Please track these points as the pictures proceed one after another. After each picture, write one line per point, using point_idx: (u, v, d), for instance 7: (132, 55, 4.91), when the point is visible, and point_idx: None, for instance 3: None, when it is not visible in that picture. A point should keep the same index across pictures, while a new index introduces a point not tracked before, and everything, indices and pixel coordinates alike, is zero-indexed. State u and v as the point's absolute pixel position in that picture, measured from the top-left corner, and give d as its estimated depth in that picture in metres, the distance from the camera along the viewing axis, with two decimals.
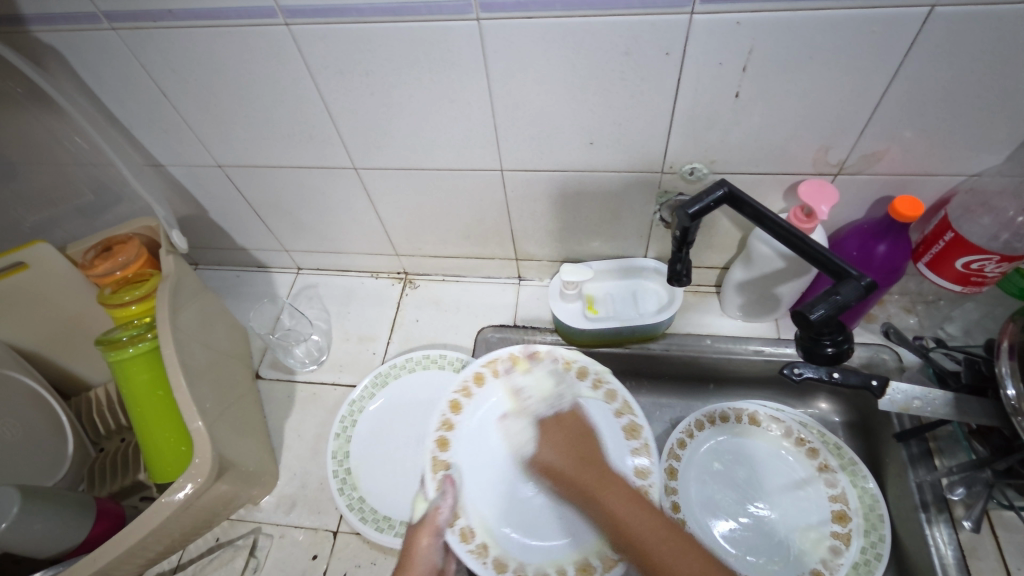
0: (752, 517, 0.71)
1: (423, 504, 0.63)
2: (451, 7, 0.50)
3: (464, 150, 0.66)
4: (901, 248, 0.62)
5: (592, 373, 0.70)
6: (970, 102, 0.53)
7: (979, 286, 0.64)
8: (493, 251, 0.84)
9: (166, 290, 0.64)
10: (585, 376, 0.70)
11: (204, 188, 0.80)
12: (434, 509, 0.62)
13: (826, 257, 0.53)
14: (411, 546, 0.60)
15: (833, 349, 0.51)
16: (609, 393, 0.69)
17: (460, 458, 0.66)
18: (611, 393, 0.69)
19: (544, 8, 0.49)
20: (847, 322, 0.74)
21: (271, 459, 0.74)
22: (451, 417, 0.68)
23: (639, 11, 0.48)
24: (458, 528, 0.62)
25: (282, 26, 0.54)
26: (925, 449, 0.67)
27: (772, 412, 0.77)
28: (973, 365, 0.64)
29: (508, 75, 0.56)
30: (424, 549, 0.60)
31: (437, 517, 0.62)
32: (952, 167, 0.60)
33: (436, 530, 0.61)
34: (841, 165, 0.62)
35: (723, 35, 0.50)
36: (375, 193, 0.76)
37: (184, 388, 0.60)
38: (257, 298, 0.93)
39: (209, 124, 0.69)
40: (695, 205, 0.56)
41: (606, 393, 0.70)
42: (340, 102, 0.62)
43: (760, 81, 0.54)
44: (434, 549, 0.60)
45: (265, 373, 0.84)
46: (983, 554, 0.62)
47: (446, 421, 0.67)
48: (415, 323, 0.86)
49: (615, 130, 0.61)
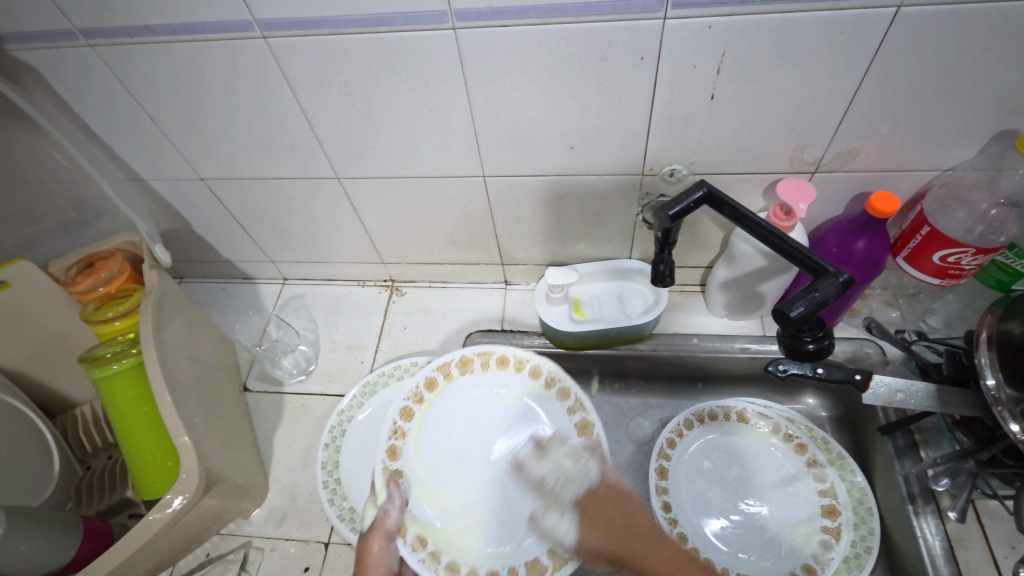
0: (743, 514, 0.72)
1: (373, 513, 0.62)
2: (427, 17, 0.51)
3: (446, 158, 0.67)
4: (879, 243, 0.63)
5: (545, 372, 0.70)
6: (941, 99, 0.54)
7: (957, 279, 0.64)
8: (479, 256, 0.84)
9: (150, 304, 0.64)
10: (538, 375, 0.70)
11: (186, 202, 0.80)
12: (383, 513, 0.61)
13: (804, 254, 0.54)
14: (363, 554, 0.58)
15: (814, 345, 0.51)
16: (563, 391, 0.69)
17: (411, 463, 0.65)
18: (564, 391, 0.69)
19: (519, 16, 0.50)
20: (831, 318, 0.75)
21: (260, 472, 0.74)
22: (401, 424, 0.67)
23: (613, 17, 0.49)
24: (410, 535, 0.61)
25: (259, 40, 0.55)
26: (911, 441, 0.68)
27: (760, 409, 0.77)
28: (953, 356, 0.64)
29: (486, 83, 0.57)
30: (376, 555, 0.58)
31: (386, 521, 0.60)
32: (926, 163, 0.61)
33: (388, 534, 0.60)
34: (818, 163, 0.63)
35: (696, 39, 0.51)
36: (359, 202, 0.76)
37: (168, 403, 0.60)
38: (244, 310, 0.93)
39: (190, 138, 0.69)
40: (675, 206, 0.56)
41: (560, 391, 0.69)
42: (320, 113, 0.62)
43: (734, 83, 0.54)
44: (387, 553, 0.59)
45: (253, 386, 0.83)
46: (969, 544, 0.63)
47: (397, 428, 0.66)
48: (403, 331, 0.86)
49: (594, 134, 0.61)
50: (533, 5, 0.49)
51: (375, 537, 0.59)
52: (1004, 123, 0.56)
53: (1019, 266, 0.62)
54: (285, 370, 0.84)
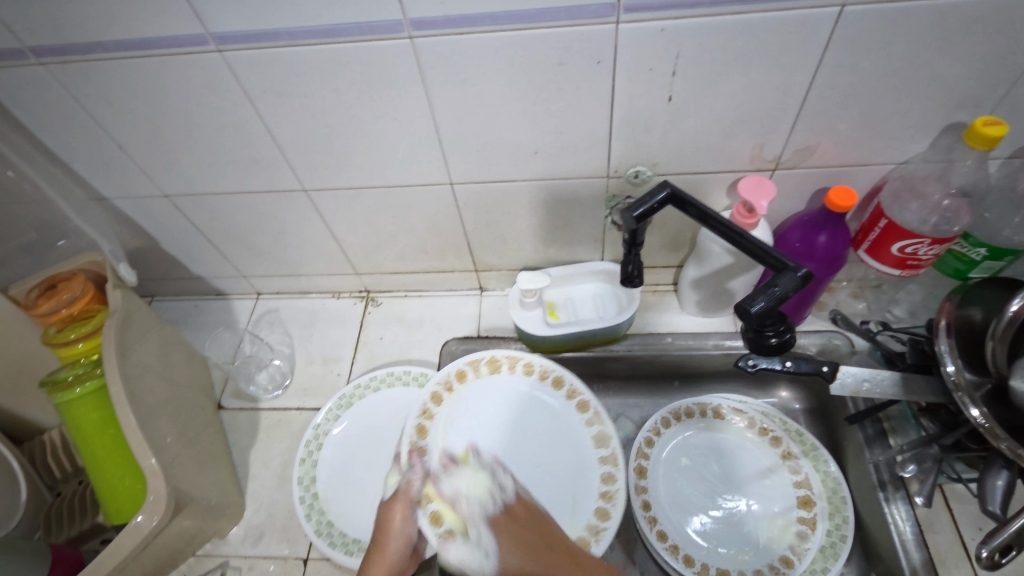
0: (723, 510, 0.73)
1: (395, 479, 0.61)
2: (382, 26, 0.51)
3: (412, 166, 0.67)
4: (841, 237, 0.64)
5: (567, 383, 0.73)
6: (889, 94, 0.56)
7: (915, 269, 0.66)
8: (452, 263, 0.84)
9: (112, 325, 0.63)
10: (561, 385, 0.73)
11: (152, 219, 0.79)
12: (406, 482, 0.60)
13: (765, 250, 0.55)
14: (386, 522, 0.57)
15: (776, 339, 0.53)
16: (582, 403, 0.72)
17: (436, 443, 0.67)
18: (583, 403, 0.72)
19: (475, 24, 0.50)
20: (800, 311, 0.76)
21: (236, 490, 0.73)
22: (430, 407, 0.70)
23: (567, 23, 0.50)
24: (429, 510, 0.57)
25: (215, 53, 0.54)
26: (880, 429, 0.70)
27: (735, 405, 0.78)
28: (916, 344, 0.66)
29: (446, 91, 0.57)
30: (398, 526, 0.57)
31: (409, 491, 0.59)
32: (881, 157, 0.63)
33: (411, 502, 0.58)
34: (778, 161, 0.64)
35: (649, 43, 0.51)
36: (328, 213, 0.76)
37: (134, 425, 0.59)
38: (216, 326, 0.92)
39: (151, 154, 0.68)
40: (640, 207, 0.57)
41: (579, 404, 0.72)
42: (282, 125, 0.62)
43: (691, 84, 0.55)
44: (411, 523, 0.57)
45: (227, 403, 0.82)
46: (939, 527, 0.65)
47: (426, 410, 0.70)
48: (379, 341, 0.86)
49: (558, 138, 0.62)
50: (488, 12, 0.49)
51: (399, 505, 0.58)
52: (952, 116, 0.58)
53: (975, 253, 0.64)
54: (260, 385, 0.83)
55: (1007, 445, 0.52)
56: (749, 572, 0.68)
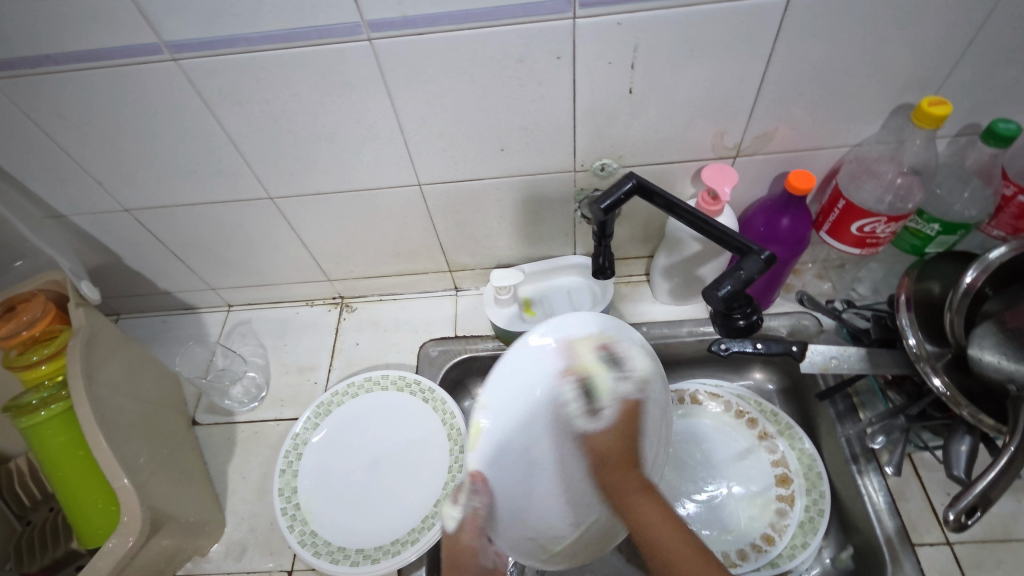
0: (705, 494, 0.74)
1: (451, 510, 0.47)
2: (340, 29, 0.51)
3: (379, 169, 0.66)
4: (803, 219, 0.66)
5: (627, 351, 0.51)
6: (840, 77, 0.57)
7: (875, 247, 0.68)
8: (425, 265, 0.84)
9: (76, 345, 0.61)
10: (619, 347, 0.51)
11: (114, 235, 0.77)
12: (468, 514, 0.46)
13: (730, 236, 0.57)
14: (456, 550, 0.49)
15: (744, 321, 0.55)
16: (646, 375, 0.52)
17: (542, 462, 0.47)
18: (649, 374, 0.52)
19: (433, 24, 0.50)
20: (768, 294, 0.78)
21: (215, 507, 0.72)
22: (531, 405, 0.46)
23: (524, 19, 0.50)
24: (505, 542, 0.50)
25: (170, 62, 0.53)
26: (850, 404, 0.72)
27: (711, 389, 0.80)
28: (879, 320, 0.68)
29: (409, 92, 0.57)
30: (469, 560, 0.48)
31: (475, 523, 0.47)
32: (836, 140, 0.65)
33: (481, 532, 0.48)
34: (738, 147, 0.66)
35: (607, 36, 0.52)
36: (297, 220, 0.75)
37: (104, 445, 0.57)
38: (187, 341, 0.89)
39: (109, 167, 0.66)
40: (607, 199, 0.58)
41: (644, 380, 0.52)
42: (242, 132, 0.61)
43: (650, 76, 0.56)
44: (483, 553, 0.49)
45: (202, 419, 0.80)
46: (911, 495, 0.66)
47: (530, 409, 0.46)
48: (355, 346, 0.85)
49: (522, 135, 0.62)
50: (445, 12, 0.49)
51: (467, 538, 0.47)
52: (901, 98, 0.60)
53: (929, 229, 0.67)
54: (235, 399, 0.82)
55: (968, 411, 0.55)
56: (733, 552, 0.69)
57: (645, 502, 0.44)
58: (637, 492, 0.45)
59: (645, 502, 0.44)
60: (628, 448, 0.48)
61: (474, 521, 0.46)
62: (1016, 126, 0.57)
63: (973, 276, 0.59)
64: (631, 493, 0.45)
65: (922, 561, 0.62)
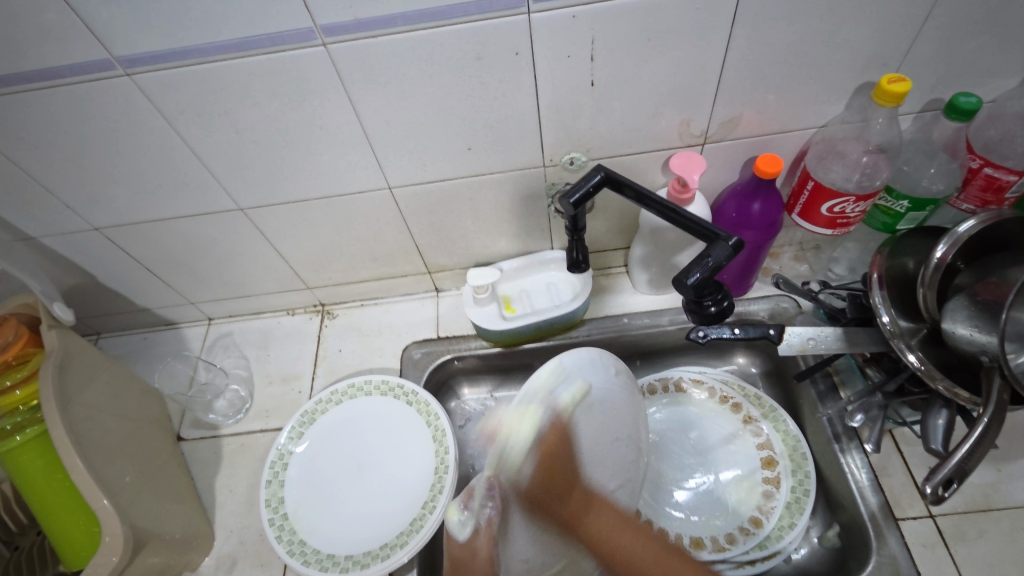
0: (693, 480, 0.74)
1: (458, 514, 0.51)
2: (293, 36, 0.50)
3: (348, 174, 0.66)
4: (773, 202, 0.66)
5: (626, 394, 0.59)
6: (800, 60, 0.57)
7: (846, 227, 0.69)
8: (403, 268, 0.84)
9: (49, 368, 0.60)
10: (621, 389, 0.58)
11: (86, 254, 0.76)
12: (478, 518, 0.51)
13: (699, 223, 0.57)
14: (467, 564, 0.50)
15: (715, 308, 0.55)
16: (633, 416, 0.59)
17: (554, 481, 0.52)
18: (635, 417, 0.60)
19: (387, 25, 0.50)
20: (746, 278, 0.78)
21: (203, 521, 0.71)
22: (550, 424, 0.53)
23: (479, 17, 0.50)
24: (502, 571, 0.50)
25: (124, 77, 0.53)
26: (830, 383, 0.73)
27: (695, 376, 0.81)
28: (855, 299, 0.68)
29: (370, 95, 0.56)
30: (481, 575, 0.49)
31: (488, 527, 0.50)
32: (802, 123, 0.65)
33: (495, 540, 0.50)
34: (706, 135, 0.66)
35: (563, 29, 0.52)
36: (270, 230, 0.74)
37: (81, 467, 0.57)
38: (169, 357, 0.89)
39: (75, 187, 0.65)
40: (576, 193, 0.57)
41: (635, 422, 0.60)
42: (205, 144, 0.61)
43: (610, 68, 0.56)
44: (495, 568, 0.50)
45: (187, 434, 0.80)
46: (892, 471, 0.67)
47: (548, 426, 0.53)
48: (338, 353, 0.85)
49: (488, 133, 0.62)
50: (397, 13, 0.49)
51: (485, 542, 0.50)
52: (862, 77, 0.60)
53: (898, 206, 0.67)
54: (219, 413, 0.81)
55: (944, 385, 0.55)
56: (722, 537, 0.69)
57: (596, 514, 0.51)
58: (585, 513, 0.51)
59: (599, 521, 0.51)
60: (563, 476, 0.52)
61: (488, 527, 0.51)
62: (977, 99, 0.57)
63: (943, 250, 0.59)
64: (581, 513, 0.51)
65: (906, 535, 0.63)
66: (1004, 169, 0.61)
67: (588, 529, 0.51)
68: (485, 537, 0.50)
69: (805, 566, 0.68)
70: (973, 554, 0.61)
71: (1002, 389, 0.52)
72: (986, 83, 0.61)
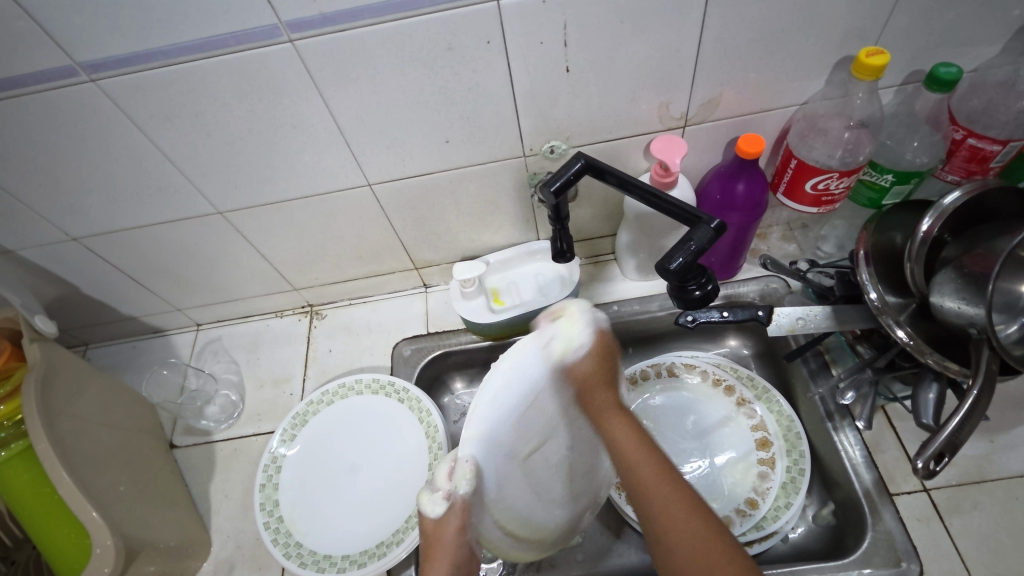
0: (689, 466, 0.74)
1: (428, 495, 0.47)
2: (258, 34, 0.49)
3: (325, 172, 0.65)
4: (757, 182, 0.66)
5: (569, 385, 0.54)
6: (776, 36, 0.57)
7: (832, 205, 0.68)
8: (390, 265, 0.83)
9: (32, 383, 0.59)
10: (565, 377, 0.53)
11: (67, 266, 0.76)
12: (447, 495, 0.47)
13: (681, 207, 0.56)
14: (436, 536, 0.47)
15: (700, 292, 0.54)
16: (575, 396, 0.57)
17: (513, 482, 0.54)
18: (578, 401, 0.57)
19: (353, 19, 0.49)
20: (733, 261, 0.78)
21: (199, 528, 0.71)
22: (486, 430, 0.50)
23: (446, 6, 0.49)
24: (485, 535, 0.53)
25: (88, 83, 0.52)
26: (821, 362, 0.73)
27: (687, 361, 0.80)
28: (843, 277, 0.68)
29: (341, 90, 0.55)
30: (451, 541, 0.46)
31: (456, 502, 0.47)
32: (783, 101, 0.64)
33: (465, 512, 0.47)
34: (686, 117, 0.65)
35: (533, 15, 0.51)
36: (252, 234, 0.74)
37: (67, 480, 0.56)
38: (157, 365, 0.88)
39: (49, 197, 0.64)
40: (557, 180, 0.56)
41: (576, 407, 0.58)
42: (178, 147, 0.60)
43: (584, 52, 0.55)
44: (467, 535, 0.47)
45: (179, 441, 0.79)
46: (885, 446, 0.68)
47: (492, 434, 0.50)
48: (329, 353, 0.84)
49: (465, 125, 0.61)
50: (363, 6, 0.48)
51: (455, 521, 0.47)
52: (841, 51, 0.59)
53: (883, 180, 0.66)
54: (211, 418, 0.81)
55: (933, 359, 0.55)
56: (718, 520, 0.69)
57: (618, 422, 0.50)
58: (609, 410, 0.52)
59: (619, 418, 0.51)
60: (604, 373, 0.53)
61: (460, 504, 0.47)
62: (956, 69, 0.57)
63: (928, 224, 0.58)
64: (604, 415, 0.52)
65: (901, 510, 0.63)
66: (986, 139, 0.61)
67: (611, 437, 0.50)
68: (460, 512, 0.47)
69: (803, 545, 0.68)
70: (969, 525, 0.61)
71: (990, 359, 0.52)
72: (967, 52, 0.60)
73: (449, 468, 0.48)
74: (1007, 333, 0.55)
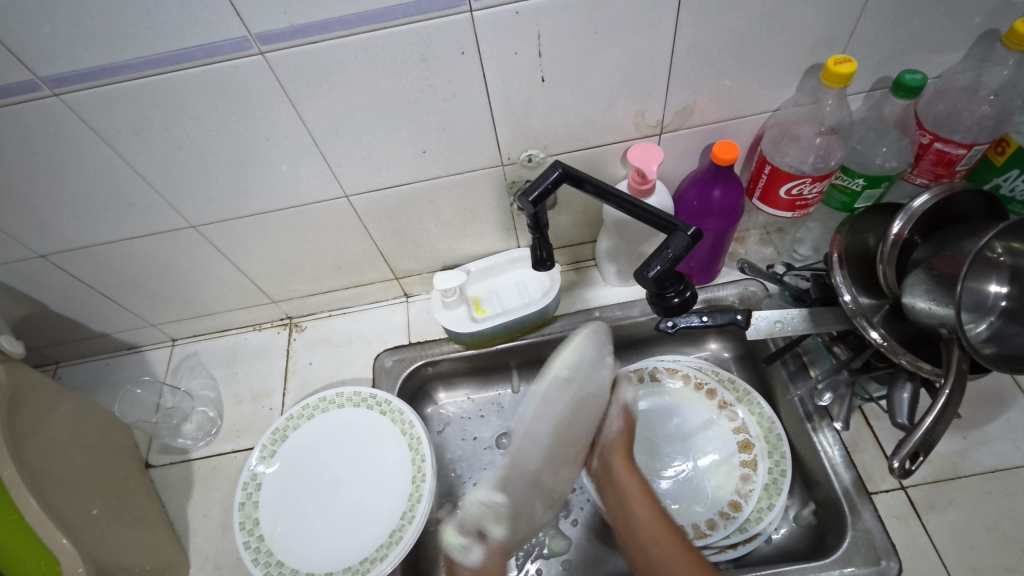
0: (673, 471, 0.74)
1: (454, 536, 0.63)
2: (227, 46, 0.49)
3: (301, 184, 0.64)
4: (733, 188, 0.66)
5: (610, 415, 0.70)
6: (747, 45, 0.57)
7: (806, 209, 0.69)
8: (370, 275, 0.82)
9: None
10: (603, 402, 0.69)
11: (35, 284, 0.74)
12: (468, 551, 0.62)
13: (658, 215, 0.56)
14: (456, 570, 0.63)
15: (678, 299, 0.55)
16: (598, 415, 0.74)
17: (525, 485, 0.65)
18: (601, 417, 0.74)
19: (324, 31, 0.49)
20: (712, 265, 0.79)
21: (177, 549, 0.69)
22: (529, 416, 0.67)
23: (418, 17, 0.49)
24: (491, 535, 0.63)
25: (52, 98, 0.51)
26: (800, 363, 0.74)
27: (669, 365, 0.80)
28: (819, 280, 0.69)
29: (315, 101, 0.55)
30: None
31: None
32: (756, 108, 0.65)
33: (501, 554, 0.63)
34: (662, 124, 0.65)
35: (507, 26, 0.51)
36: (227, 247, 0.72)
37: (34, 506, 0.55)
38: (130, 383, 0.86)
39: (14, 214, 0.63)
40: (535, 189, 0.56)
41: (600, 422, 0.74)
42: (147, 161, 0.59)
43: (559, 62, 0.56)
44: None
45: (155, 461, 0.78)
46: (863, 446, 0.69)
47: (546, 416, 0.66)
48: (309, 366, 0.83)
49: (442, 134, 0.61)
50: (335, 17, 0.48)
51: None
52: (811, 58, 0.60)
53: (855, 184, 0.68)
54: (188, 436, 0.79)
55: (906, 359, 0.57)
56: (702, 523, 0.70)
57: (622, 475, 0.66)
58: (625, 474, 0.66)
59: (625, 479, 0.65)
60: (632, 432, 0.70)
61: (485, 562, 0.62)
62: (921, 76, 0.58)
63: (899, 226, 0.59)
64: (613, 469, 0.67)
65: (879, 508, 0.64)
66: (952, 143, 0.62)
67: (620, 483, 0.65)
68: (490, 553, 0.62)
69: (785, 546, 0.69)
70: (944, 521, 0.63)
71: (961, 358, 0.53)
72: (931, 59, 0.62)
73: (475, 509, 0.63)
74: (977, 331, 0.56)
